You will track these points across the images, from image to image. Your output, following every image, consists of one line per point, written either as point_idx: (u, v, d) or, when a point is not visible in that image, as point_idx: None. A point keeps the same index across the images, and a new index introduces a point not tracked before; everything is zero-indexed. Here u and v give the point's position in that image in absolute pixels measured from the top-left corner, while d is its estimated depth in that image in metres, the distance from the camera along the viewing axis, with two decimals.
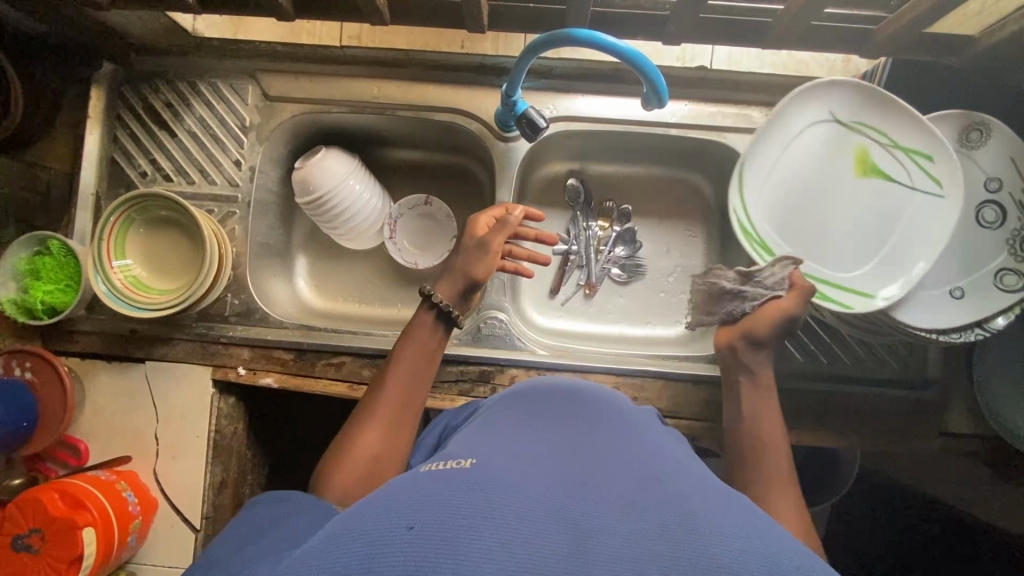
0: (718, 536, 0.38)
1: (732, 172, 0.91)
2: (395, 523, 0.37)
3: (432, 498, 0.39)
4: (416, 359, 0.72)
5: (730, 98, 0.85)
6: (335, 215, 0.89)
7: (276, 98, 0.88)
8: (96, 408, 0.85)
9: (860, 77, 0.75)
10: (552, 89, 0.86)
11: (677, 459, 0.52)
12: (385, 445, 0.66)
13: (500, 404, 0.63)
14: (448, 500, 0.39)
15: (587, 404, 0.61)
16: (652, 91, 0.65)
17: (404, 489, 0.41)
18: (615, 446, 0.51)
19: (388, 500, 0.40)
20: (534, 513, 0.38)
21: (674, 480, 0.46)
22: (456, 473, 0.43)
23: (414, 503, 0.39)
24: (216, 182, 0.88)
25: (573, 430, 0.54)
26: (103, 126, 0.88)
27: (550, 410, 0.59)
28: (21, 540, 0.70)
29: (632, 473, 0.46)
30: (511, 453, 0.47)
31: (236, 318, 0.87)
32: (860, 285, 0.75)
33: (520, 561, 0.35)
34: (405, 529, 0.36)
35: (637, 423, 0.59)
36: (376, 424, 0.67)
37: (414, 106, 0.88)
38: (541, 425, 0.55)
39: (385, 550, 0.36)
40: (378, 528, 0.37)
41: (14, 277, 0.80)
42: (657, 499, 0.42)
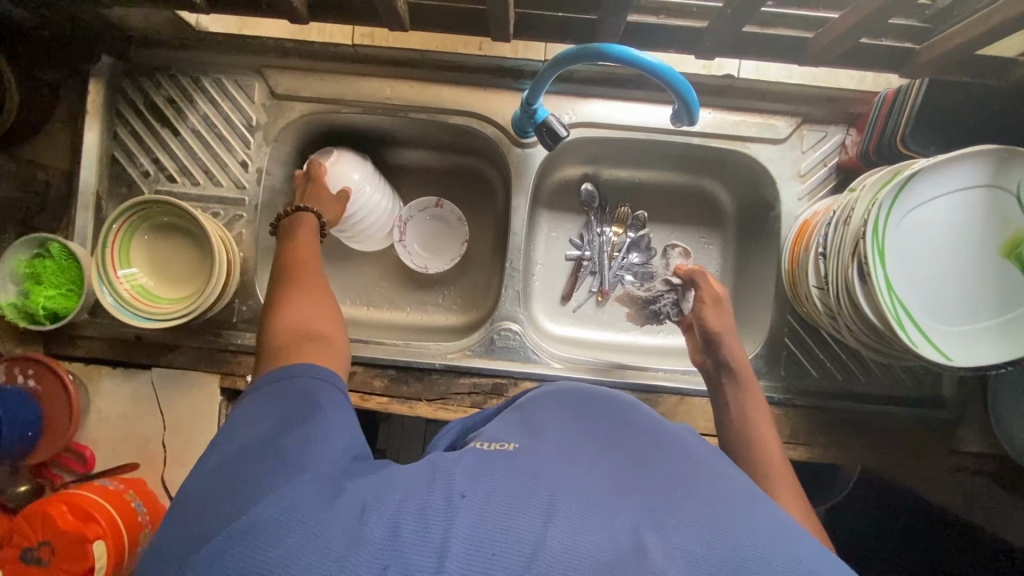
0: (767, 541, 0.36)
1: (752, 182, 0.89)
2: (445, 493, 0.37)
3: (479, 475, 0.39)
4: (309, 237, 0.74)
5: (755, 108, 0.83)
6: (350, 221, 0.87)
7: (284, 97, 0.85)
8: (102, 415, 0.83)
9: (889, 94, 0.71)
10: (572, 94, 0.83)
11: (712, 454, 0.50)
12: (306, 315, 0.63)
13: (530, 395, 0.61)
14: (492, 480, 0.39)
15: (626, 397, 0.60)
16: (683, 107, 0.62)
17: (449, 461, 0.41)
18: (650, 439, 0.49)
19: (435, 468, 0.41)
20: (571, 510, 0.37)
21: (710, 477, 0.44)
22: (498, 455, 0.42)
23: (462, 477, 0.39)
24: (222, 184, 0.85)
25: (607, 423, 0.51)
26: (103, 123, 0.84)
27: (591, 396, 0.57)
28: (31, 553, 0.70)
29: (677, 465, 0.44)
30: (553, 437, 0.46)
31: (244, 324, 0.85)
32: (942, 340, 0.64)
33: (563, 549, 0.34)
34: (457, 498, 0.37)
35: (669, 422, 0.57)
36: (296, 305, 0.64)
37: (429, 109, 0.84)
38: (583, 412, 0.53)
39: (416, 531, 0.35)
40: (407, 506, 0.36)
41: (14, 281, 0.77)
42: (704, 495, 0.40)
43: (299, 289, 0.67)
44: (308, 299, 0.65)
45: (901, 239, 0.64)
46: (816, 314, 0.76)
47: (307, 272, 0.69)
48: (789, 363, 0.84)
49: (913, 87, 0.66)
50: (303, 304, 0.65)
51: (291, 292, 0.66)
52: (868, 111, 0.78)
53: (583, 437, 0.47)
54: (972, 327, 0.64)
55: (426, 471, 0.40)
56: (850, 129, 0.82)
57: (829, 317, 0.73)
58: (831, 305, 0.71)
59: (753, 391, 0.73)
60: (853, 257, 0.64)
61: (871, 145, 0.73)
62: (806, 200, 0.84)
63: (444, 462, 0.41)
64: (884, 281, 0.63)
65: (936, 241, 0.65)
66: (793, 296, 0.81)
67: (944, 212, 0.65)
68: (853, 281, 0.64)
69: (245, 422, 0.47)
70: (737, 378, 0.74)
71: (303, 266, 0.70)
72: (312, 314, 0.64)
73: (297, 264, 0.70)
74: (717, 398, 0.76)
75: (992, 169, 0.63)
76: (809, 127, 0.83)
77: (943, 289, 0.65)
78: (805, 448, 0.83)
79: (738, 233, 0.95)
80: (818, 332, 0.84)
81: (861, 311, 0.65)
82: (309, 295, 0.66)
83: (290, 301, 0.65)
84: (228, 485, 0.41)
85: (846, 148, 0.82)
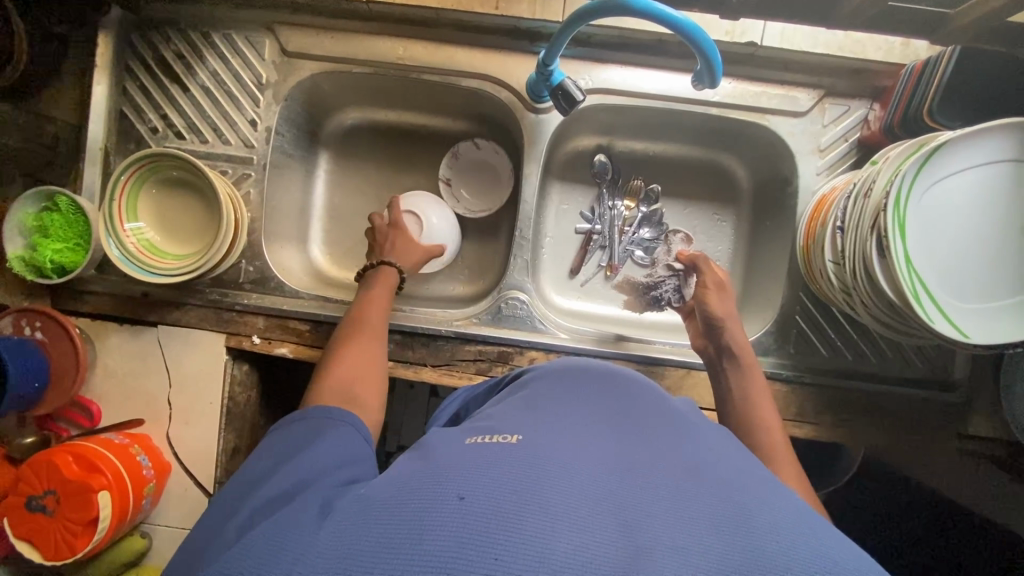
0: (773, 533, 0.36)
1: (769, 156, 0.87)
2: (444, 493, 0.37)
3: (483, 470, 0.39)
4: (378, 306, 0.74)
5: (777, 79, 0.81)
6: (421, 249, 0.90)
7: (294, 55, 0.83)
8: (109, 370, 0.83)
9: (921, 64, 0.69)
10: (589, 59, 0.81)
11: (723, 445, 0.49)
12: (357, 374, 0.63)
13: (540, 372, 0.59)
14: (496, 476, 0.38)
15: (633, 374, 0.59)
16: (706, 68, 0.62)
17: (451, 460, 0.41)
18: (655, 426, 0.48)
19: (437, 466, 0.40)
20: (579, 497, 0.37)
21: (720, 465, 0.43)
22: (504, 446, 0.42)
23: (464, 473, 0.39)
24: (230, 143, 0.84)
25: (613, 408, 0.51)
26: (111, 76, 0.83)
27: (603, 379, 0.56)
28: (37, 501, 0.70)
29: (683, 457, 0.43)
30: (563, 425, 0.45)
31: (251, 285, 0.84)
32: (964, 317, 0.63)
33: (569, 546, 0.34)
34: (455, 499, 0.37)
35: (676, 403, 0.57)
36: (351, 361, 0.65)
37: (442, 71, 0.83)
38: (593, 392, 0.52)
39: (430, 525, 0.35)
40: (421, 503, 0.37)
41: (22, 232, 0.77)
42: (711, 487, 0.39)
43: (356, 346, 0.67)
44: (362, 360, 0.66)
45: (923, 225, 0.63)
46: (831, 291, 0.75)
47: (371, 333, 0.70)
48: (799, 342, 0.83)
49: (942, 56, 0.65)
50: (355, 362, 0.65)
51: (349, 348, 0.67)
52: (894, 84, 0.76)
53: (591, 423, 0.48)
54: (989, 305, 0.63)
55: (427, 469, 0.40)
56: (874, 104, 0.80)
57: (845, 294, 0.72)
58: (847, 280, 0.69)
59: (755, 374, 0.72)
60: (873, 229, 0.62)
61: (896, 117, 0.72)
62: (825, 175, 0.82)
63: (446, 460, 0.41)
64: (904, 254, 0.61)
65: (957, 215, 0.63)
66: (807, 275, 0.79)
67: (967, 186, 0.63)
68: (871, 254, 0.63)
69: (271, 447, 0.51)
70: (738, 361, 0.73)
71: (373, 332, 0.70)
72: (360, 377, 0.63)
73: (369, 328, 0.70)
74: (717, 379, 0.75)
75: (1018, 142, 0.61)
76: (831, 100, 0.81)
77: (961, 264, 0.63)
78: (812, 427, 0.82)
79: (753, 211, 0.94)
80: (830, 311, 0.83)
81: (878, 286, 0.64)
82: (365, 352, 0.67)
83: (348, 357, 0.65)
84: (236, 516, 0.44)
85: (868, 123, 0.80)
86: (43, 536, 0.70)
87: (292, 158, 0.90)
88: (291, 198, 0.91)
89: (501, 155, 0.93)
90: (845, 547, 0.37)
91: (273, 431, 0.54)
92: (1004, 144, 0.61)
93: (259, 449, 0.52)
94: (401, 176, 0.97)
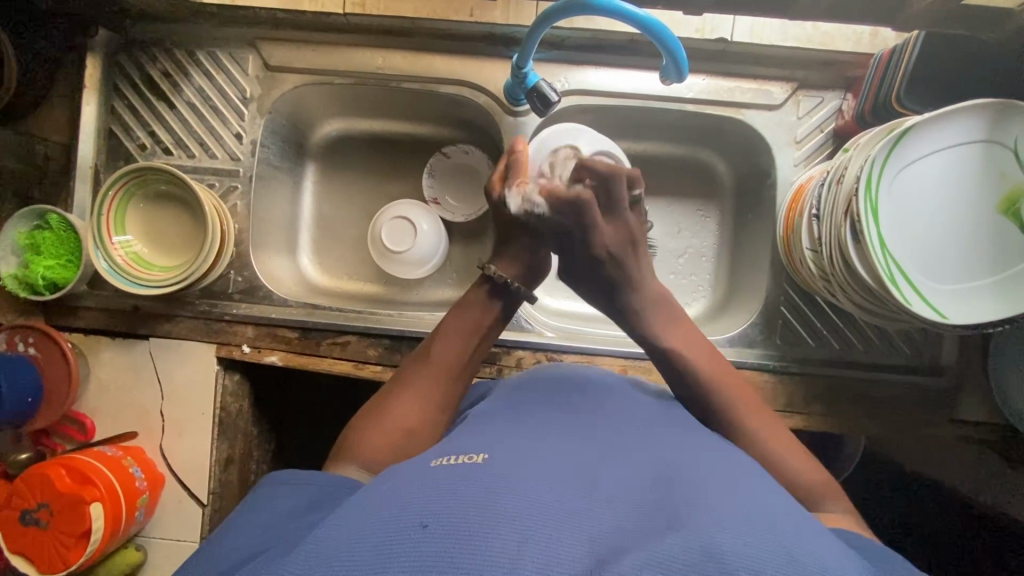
0: (739, 536, 0.37)
1: (748, 150, 0.88)
2: (407, 521, 0.38)
3: (446, 496, 0.40)
4: (461, 348, 0.68)
5: (750, 73, 0.82)
6: (411, 250, 0.90)
7: (277, 68, 0.85)
8: (101, 384, 0.84)
9: (889, 51, 0.70)
10: (564, 62, 0.83)
11: (697, 453, 0.50)
12: (397, 418, 0.60)
13: (496, 397, 0.62)
14: (457, 499, 0.40)
15: (592, 390, 0.62)
16: (671, 63, 0.64)
17: (415, 484, 0.42)
18: (625, 441, 0.50)
19: (400, 493, 0.42)
20: (536, 514, 0.39)
21: (686, 474, 0.45)
22: (466, 470, 0.43)
23: (429, 502, 0.40)
24: (217, 157, 0.86)
25: (581, 424, 0.53)
26: (100, 97, 0.85)
27: (566, 399, 0.59)
28: (30, 514, 0.71)
29: (642, 473, 0.45)
30: (522, 448, 0.47)
31: (240, 295, 0.86)
32: (937, 300, 0.63)
33: (533, 561, 0.36)
34: (418, 527, 0.38)
35: (649, 411, 0.59)
36: (398, 402, 0.62)
37: (422, 79, 0.85)
38: (556, 418, 0.55)
39: (398, 551, 0.37)
40: (389, 527, 0.38)
41: (15, 252, 0.78)
42: (667, 499, 0.41)
43: (415, 394, 0.63)
44: (406, 418, 0.61)
45: (893, 209, 0.63)
46: (810, 277, 0.75)
47: (431, 394, 0.64)
48: (785, 332, 0.83)
49: (908, 42, 0.67)
50: (397, 419, 0.60)
51: (412, 391, 0.63)
52: (865, 74, 0.77)
53: (557, 441, 0.49)
54: (970, 284, 0.64)
55: (387, 498, 0.42)
56: (847, 95, 0.82)
57: (824, 280, 0.72)
58: (824, 266, 0.70)
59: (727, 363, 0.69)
60: (847, 214, 0.63)
61: (866, 105, 0.73)
62: (802, 167, 0.83)
63: (412, 485, 0.43)
64: (878, 237, 0.61)
65: (929, 201, 0.65)
66: (789, 262, 0.80)
67: (938, 167, 0.64)
68: (846, 238, 0.63)
69: (249, 515, 0.50)
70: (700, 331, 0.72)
71: (426, 396, 0.63)
72: (389, 442, 0.58)
73: (440, 374, 0.65)
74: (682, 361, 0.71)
75: (989, 122, 0.62)
76: (805, 93, 0.82)
77: (934, 250, 0.64)
78: (803, 417, 0.81)
79: (735, 204, 0.94)
80: (814, 300, 0.83)
81: (854, 268, 0.64)
82: (411, 415, 0.61)
83: (398, 405, 0.62)
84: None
85: (842, 113, 0.81)
86: (37, 549, 0.71)
87: (279, 169, 0.91)
88: (279, 209, 0.92)
89: (478, 154, 0.94)
90: (808, 541, 0.39)
91: (259, 486, 0.54)
92: (961, 130, 0.62)
93: (241, 511, 0.51)
94: (388, 185, 0.99)
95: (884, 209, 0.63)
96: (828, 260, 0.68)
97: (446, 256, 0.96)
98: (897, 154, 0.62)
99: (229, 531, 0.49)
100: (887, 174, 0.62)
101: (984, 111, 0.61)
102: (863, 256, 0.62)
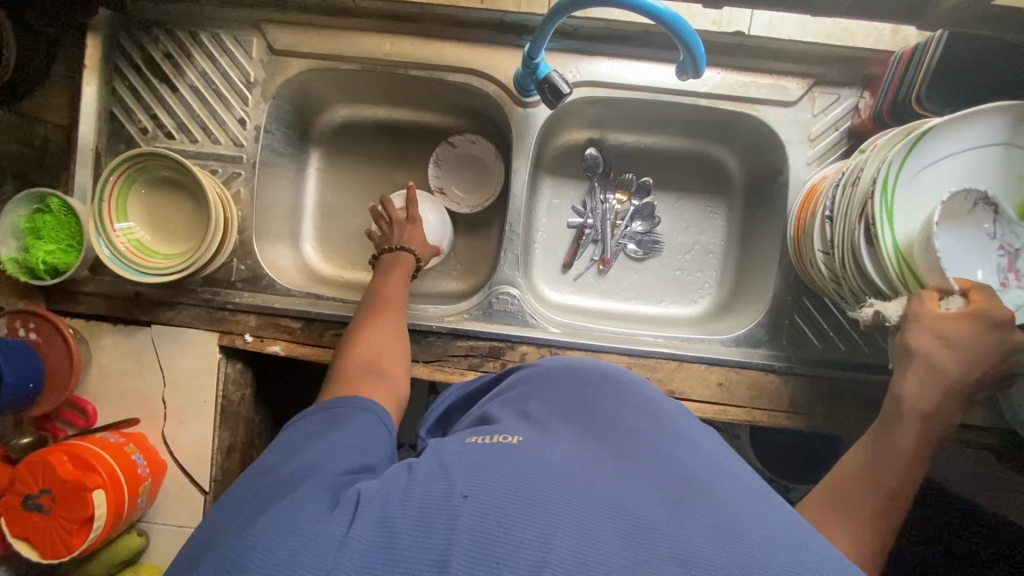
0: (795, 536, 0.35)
1: (761, 147, 0.86)
2: (448, 493, 0.37)
3: (487, 469, 0.38)
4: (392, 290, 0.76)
5: (766, 68, 0.80)
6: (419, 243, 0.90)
7: (281, 52, 0.83)
8: (103, 370, 0.84)
9: (916, 48, 0.68)
10: (577, 52, 0.81)
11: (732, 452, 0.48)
12: (365, 370, 0.62)
13: (516, 385, 0.60)
14: (499, 472, 0.38)
15: (617, 377, 0.59)
16: (689, 58, 0.63)
17: (453, 459, 0.41)
18: (665, 424, 0.48)
19: (438, 466, 0.40)
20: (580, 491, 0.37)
21: (727, 467, 0.42)
22: (506, 449, 0.41)
23: (469, 473, 0.38)
24: (220, 142, 0.84)
25: (622, 403, 0.51)
26: (101, 78, 0.83)
27: (598, 380, 0.57)
28: (33, 500, 0.71)
29: (683, 454, 0.43)
30: (557, 431, 0.45)
31: (242, 284, 0.85)
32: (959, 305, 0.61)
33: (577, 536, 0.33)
34: (458, 498, 0.36)
35: (678, 403, 0.56)
36: (357, 359, 0.64)
37: (428, 66, 0.83)
38: (594, 397, 0.52)
39: (437, 521, 0.35)
40: (428, 499, 0.36)
41: (15, 235, 0.77)
42: (715, 482, 0.39)
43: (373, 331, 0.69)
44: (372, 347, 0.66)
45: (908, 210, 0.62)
46: (821, 280, 0.74)
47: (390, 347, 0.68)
48: (791, 334, 0.83)
49: (931, 41, 0.65)
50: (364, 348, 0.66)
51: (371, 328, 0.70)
52: (884, 72, 0.76)
53: (595, 423, 0.47)
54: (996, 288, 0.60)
55: (426, 468, 0.40)
56: (865, 92, 0.80)
57: (834, 283, 0.72)
58: (836, 270, 0.69)
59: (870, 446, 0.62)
60: (861, 219, 0.62)
61: (885, 104, 0.72)
62: (816, 165, 0.81)
63: (451, 458, 0.41)
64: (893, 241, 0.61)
65: None
66: (798, 263, 0.79)
67: (955, 171, 0.63)
68: (860, 242, 0.62)
69: (276, 448, 0.49)
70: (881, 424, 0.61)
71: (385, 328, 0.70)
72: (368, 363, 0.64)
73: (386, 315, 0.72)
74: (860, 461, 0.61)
75: (1011, 124, 0.61)
76: (821, 89, 0.80)
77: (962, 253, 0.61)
78: (810, 418, 0.81)
79: (745, 200, 0.93)
80: (821, 300, 0.82)
81: (866, 272, 0.63)
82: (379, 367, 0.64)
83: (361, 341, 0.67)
84: None
85: (859, 112, 0.79)
86: (40, 535, 0.71)
87: (283, 156, 0.90)
88: (282, 196, 0.91)
89: (485, 145, 0.93)
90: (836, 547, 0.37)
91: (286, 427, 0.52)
92: (979, 131, 0.61)
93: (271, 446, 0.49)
94: (395, 174, 0.97)
95: (904, 209, 0.62)
96: (840, 264, 0.67)
97: (450, 248, 0.95)
98: (920, 152, 0.61)
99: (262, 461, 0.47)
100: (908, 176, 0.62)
101: (1005, 111, 0.60)
102: (875, 260, 0.62)
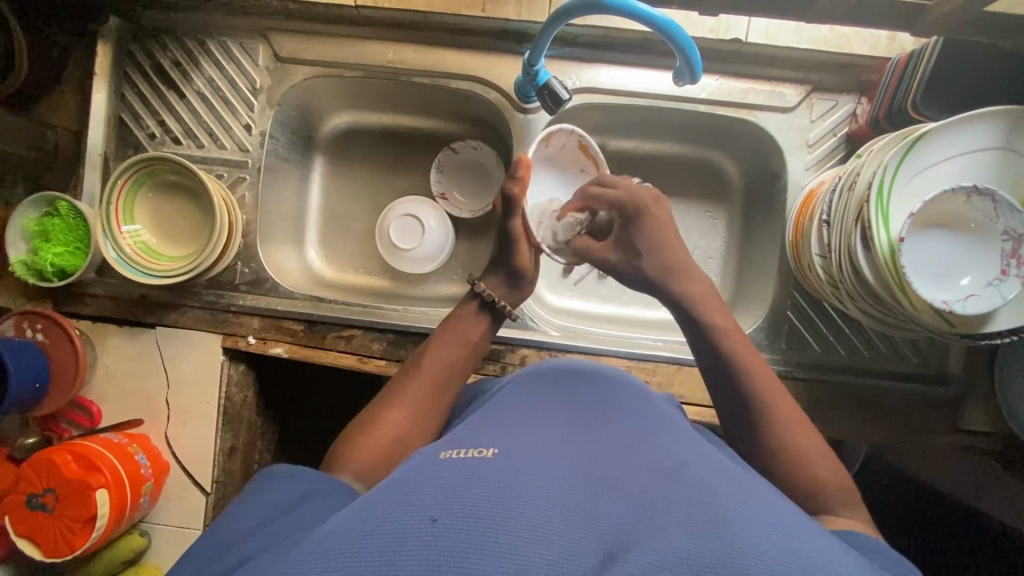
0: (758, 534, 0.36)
1: (760, 152, 0.87)
2: (417, 516, 0.37)
3: (456, 490, 0.39)
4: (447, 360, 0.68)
5: (764, 75, 0.81)
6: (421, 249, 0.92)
7: (287, 60, 0.85)
8: (108, 371, 0.84)
9: (910, 55, 0.69)
10: (577, 59, 0.82)
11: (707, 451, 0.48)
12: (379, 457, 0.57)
13: (500, 389, 0.60)
14: (469, 492, 0.39)
15: (605, 382, 0.59)
16: (685, 65, 0.64)
17: (424, 477, 0.41)
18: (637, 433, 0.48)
19: (409, 486, 0.40)
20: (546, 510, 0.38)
21: (696, 468, 0.43)
22: (477, 466, 0.41)
23: (438, 493, 0.39)
24: (226, 147, 0.86)
25: (599, 412, 0.52)
26: (110, 84, 0.85)
27: (578, 388, 0.58)
28: (36, 499, 0.72)
29: (654, 464, 0.43)
30: (530, 438, 0.46)
31: (247, 286, 0.86)
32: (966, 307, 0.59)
33: (543, 558, 0.34)
34: (427, 521, 0.37)
35: (661, 405, 0.57)
36: (375, 439, 0.59)
37: (430, 73, 0.85)
38: (573, 406, 0.53)
39: (406, 544, 0.35)
40: (398, 521, 0.37)
41: (24, 237, 0.78)
42: (684, 493, 0.39)
43: (406, 406, 0.63)
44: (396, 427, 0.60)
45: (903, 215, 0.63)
46: (819, 284, 0.75)
47: (426, 409, 0.64)
48: (790, 337, 0.83)
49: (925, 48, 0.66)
50: (390, 428, 0.60)
51: (405, 402, 0.63)
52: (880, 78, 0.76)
53: (568, 432, 0.48)
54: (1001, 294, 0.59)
55: (396, 489, 0.41)
56: (862, 99, 0.81)
57: (832, 288, 0.72)
58: (833, 274, 0.69)
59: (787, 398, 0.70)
60: (857, 222, 0.62)
61: (881, 112, 0.73)
62: (814, 171, 0.82)
63: (423, 476, 0.41)
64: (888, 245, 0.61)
65: None
66: (797, 267, 0.79)
67: (951, 173, 0.63)
68: (856, 247, 0.62)
69: (235, 512, 0.49)
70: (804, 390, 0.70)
71: (421, 403, 0.64)
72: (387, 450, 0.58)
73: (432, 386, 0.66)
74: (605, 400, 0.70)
75: (1003, 129, 0.61)
76: (819, 96, 0.81)
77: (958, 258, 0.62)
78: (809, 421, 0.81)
79: (744, 206, 0.94)
80: (820, 304, 0.83)
81: (862, 275, 0.63)
82: (402, 427, 0.61)
83: (389, 416, 0.61)
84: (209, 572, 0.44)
85: (857, 117, 0.80)
86: (43, 534, 0.72)
87: (288, 160, 0.91)
88: (287, 200, 0.92)
89: (487, 150, 0.94)
90: (812, 539, 0.38)
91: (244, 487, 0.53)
92: (973, 134, 0.62)
93: (238, 505, 0.51)
94: (397, 179, 0.99)
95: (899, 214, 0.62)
96: (838, 270, 0.67)
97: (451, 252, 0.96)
98: (914, 157, 0.62)
99: (227, 522, 0.48)
100: (902, 181, 0.62)
101: (997, 115, 0.61)
102: (871, 262, 0.62)
